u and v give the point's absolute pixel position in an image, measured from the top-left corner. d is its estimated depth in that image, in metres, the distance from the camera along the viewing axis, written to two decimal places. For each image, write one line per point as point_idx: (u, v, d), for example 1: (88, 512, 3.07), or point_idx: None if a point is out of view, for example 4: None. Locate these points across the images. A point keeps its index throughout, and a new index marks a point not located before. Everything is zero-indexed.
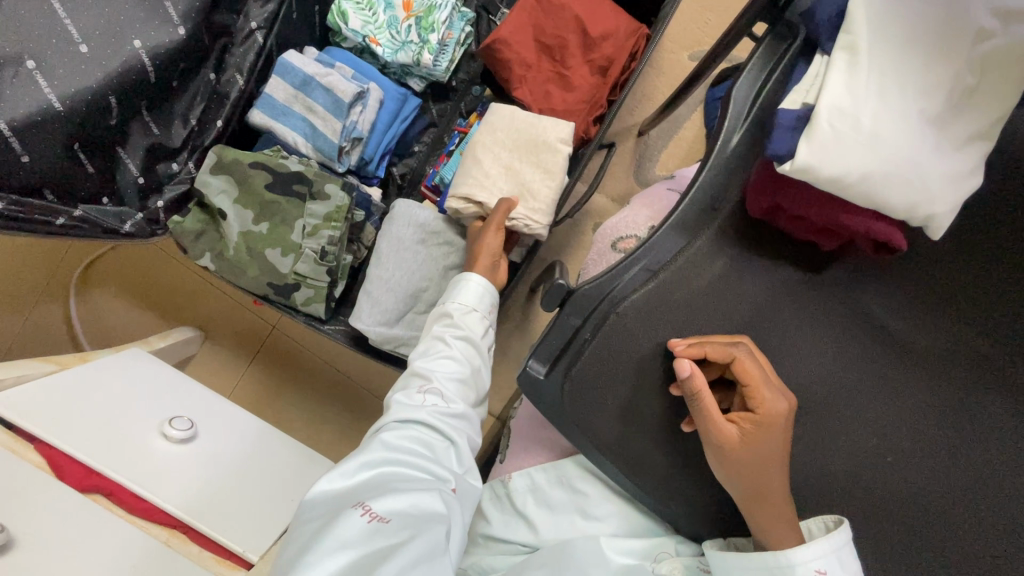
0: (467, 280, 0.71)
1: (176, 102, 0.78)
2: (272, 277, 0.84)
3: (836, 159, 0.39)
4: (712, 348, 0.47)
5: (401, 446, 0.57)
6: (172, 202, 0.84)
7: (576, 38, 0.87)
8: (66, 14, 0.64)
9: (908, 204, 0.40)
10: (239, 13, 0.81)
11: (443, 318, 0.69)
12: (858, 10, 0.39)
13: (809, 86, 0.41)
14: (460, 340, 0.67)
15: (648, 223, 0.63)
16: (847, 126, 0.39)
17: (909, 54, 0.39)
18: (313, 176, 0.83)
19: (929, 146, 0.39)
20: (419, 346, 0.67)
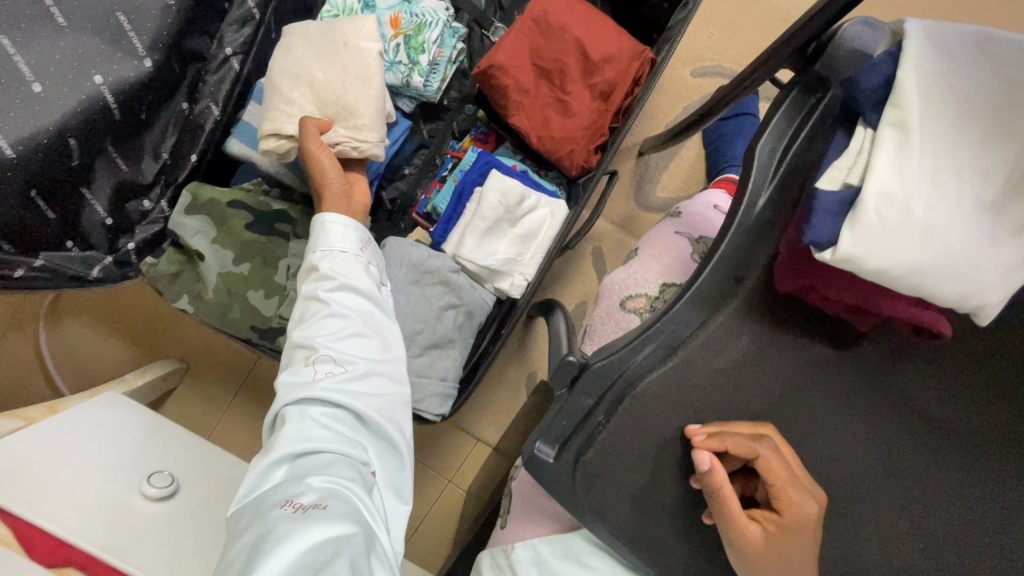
0: (325, 224, 0.69)
1: (146, 135, 0.72)
2: (255, 320, 0.79)
3: (885, 248, 0.35)
4: (734, 442, 0.43)
5: (308, 430, 0.56)
6: (143, 243, 0.78)
7: (577, 62, 0.82)
8: (15, 50, 0.57)
9: (961, 297, 0.36)
10: (212, 38, 0.74)
11: (314, 278, 0.66)
12: (908, 82, 0.35)
13: (851, 163, 0.37)
14: (336, 291, 0.65)
15: (659, 279, 0.63)
16: (897, 213, 0.34)
17: (966, 132, 0.35)
18: (298, 216, 0.80)
19: (987, 234, 0.35)
20: (296, 313, 0.65)
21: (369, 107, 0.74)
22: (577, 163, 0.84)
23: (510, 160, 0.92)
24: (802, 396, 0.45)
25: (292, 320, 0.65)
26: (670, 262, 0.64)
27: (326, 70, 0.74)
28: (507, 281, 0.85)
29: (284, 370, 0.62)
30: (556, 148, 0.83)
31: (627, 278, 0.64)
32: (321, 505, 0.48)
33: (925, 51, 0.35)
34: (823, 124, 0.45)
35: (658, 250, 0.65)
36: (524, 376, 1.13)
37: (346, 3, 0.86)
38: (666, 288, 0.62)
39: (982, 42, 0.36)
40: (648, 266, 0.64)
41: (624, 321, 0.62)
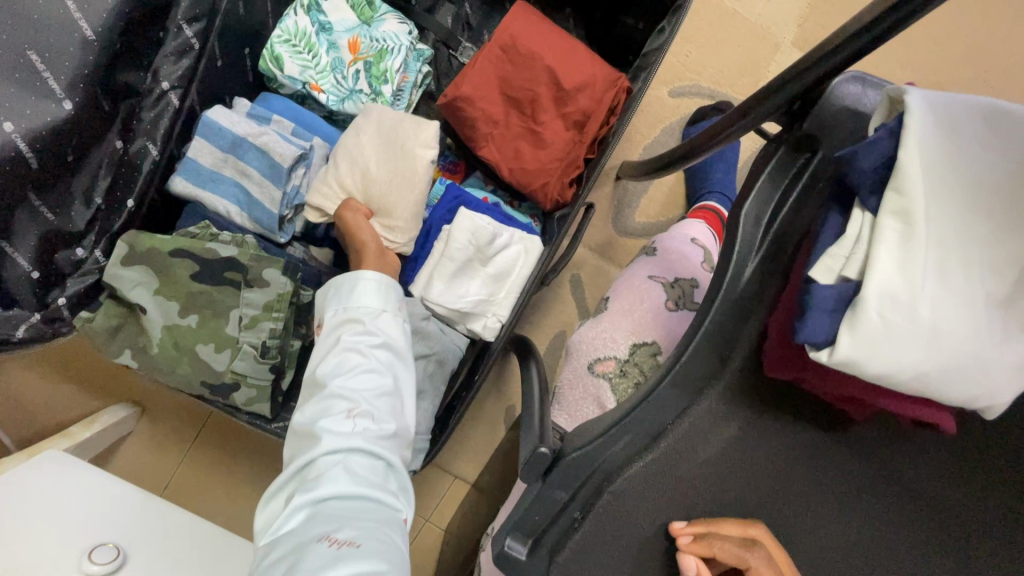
0: (365, 281, 0.66)
1: (74, 180, 0.64)
2: (204, 376, 0.73)
3: (888, 354, 0.30)
4: (722, 550, 0.39)
5: (347, 471, 0.51)
6: (77, 297, 0.70)
7: (549, 90, 0.77)
8: None
9: (973, 403, 0.32)
10: (147, 71, 0.66)
11: (354, 326, 0.63)
12: (910, 165, 0.31)
13: (848, 251, 0.33)
14: (378, 347, 0.62)
15: (627, 340, 0.62)
16: (898, 314, 0.30)
17: (976, 221, 0.31)
18: (250, 262, 0.72)
19: (1005, 335, 0.31)
20: (331, 359, 0.61)
21: (404, 208, 0.77)
22: (551, 196, 0.79)
23: (480, 193, 0.87)
24: (801, 493, 0.40)
25: (324, 361, 0.60)
26: (640, 318, 0.64)
27: (382, 167, 0.77)
28: (479, 322, 0.81)
29: (314, 408, 0.57)
30: (529, 180, 0.78)
31: (594, 340, 0.63)
32: (358, 545, 0.45)
33: (928, 128, 0.32)
34: (811, 189, 0.42)
35: (630, 302, 0.65)
36: (501, 411, 1.09)
37: (299, 26, 0.81)
38: (637, 347, 0.62)
39: (989, 119, 0.32)
40: (619, 324, 0.64)
41: (592, 384, 0.61)
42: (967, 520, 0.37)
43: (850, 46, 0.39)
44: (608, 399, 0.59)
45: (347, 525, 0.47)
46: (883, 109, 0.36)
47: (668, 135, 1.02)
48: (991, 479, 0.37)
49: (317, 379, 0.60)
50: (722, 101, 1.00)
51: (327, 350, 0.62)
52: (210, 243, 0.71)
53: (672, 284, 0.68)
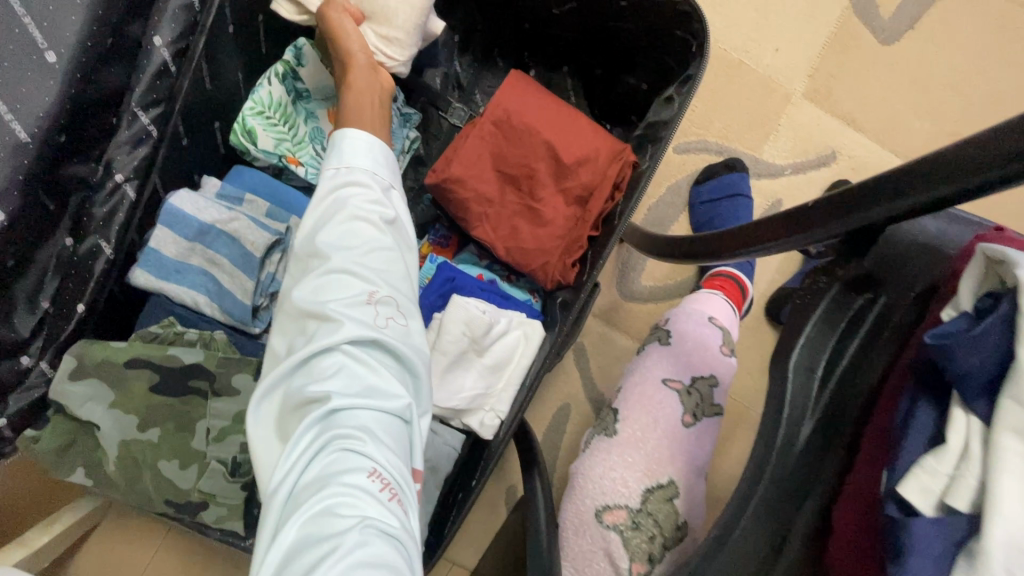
0: (369, 143, 0.60)
1: (16, 285, 0.55)
2: (168, 494, 0.64)
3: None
4: None
5: (370, 381, 0.48)
6: (19, 415, 0.61)
7: (546, 165, 0.70)
8: None
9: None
10: (99, 163, 0.59)
11: (363, 189, 0.56)
12: None
13: (953, 471, 0.26)
14: (391, 219, 0.56)
15: (638, 485, 0.61)
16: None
17: None
18: (217, 367, 0.64)
19: None
20: (342, 231, 0.53)
21: (407, 21, 0.68)
22: (551, 277, 0.72)
23: (475, 269, 0.80)
24: None
25: (330, 227, 0.53)
26: (652, 456, 0.62)
27: None
28: (475, 417, 0.70)
29: (325, 289, 0.50)
30: (528, 260, 0.71)
31: (602, 483, 0.61)
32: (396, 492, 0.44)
33: None
34: (868, 340, 0.35)
35: (641, 433, 0.63)
36: (501, 490, 1.01)
37: (273, 97, 0.74)
38: (649, 493, 0.61)
39: None
40: (628, 459, 0.62)
41: (601, 536, 0.59)
42: None
43: (918, 194, 0.31)
44: (620, 555, 0.58)
45: (377, 446, 0.45)
46: (977, 269, 0.29)
47: (675, 192, 0.95)
48: None
49: (322, 250, 0.52)
50: (731, 157, 0.94)
51: (332, 206, 0.55)
52: (172, 349, 0.64)
53: (688, 389, 0.67)
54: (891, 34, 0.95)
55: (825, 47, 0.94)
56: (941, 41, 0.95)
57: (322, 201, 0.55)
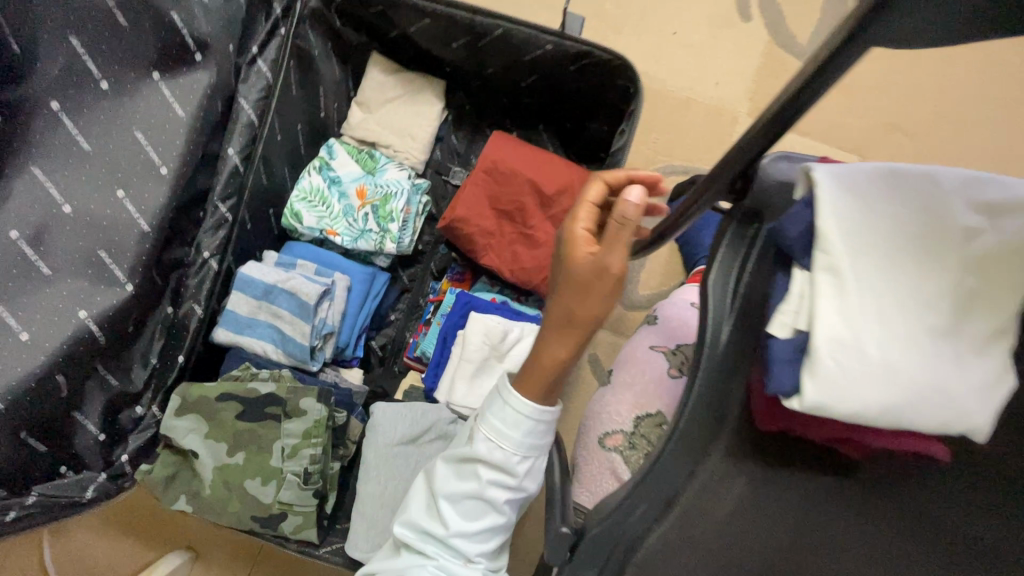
0: (523, 416, 0.60)
1: (134, 345, 0.74)
2: (254, 511, 0.77)
3: (848, 394, 0.36)
4: None
5: None
6: (138, 451, 0.77)
7: (533, 198, 0.87)
8: (4, 307, 0.61)
9: (950, 427, 0.36)
10: (191, 245, 0.79)
11: (496, 468, 0.61)
12: (829, 230, 0.37)
13: (794, 308, 0.39)
14: (509, 502, 0.62)
15: (631, 415, 0.71)
16: (845, 364, 0.36)
17: (901, 269, 0.36)
18: (287, 394, 0.78)
19: (951, 359, 0.36)
20: (462, 499, 0.61)
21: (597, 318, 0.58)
22: (553, 287, 0.86)
23: (489, 294, 0.94)
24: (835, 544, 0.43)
25: (454, 493, 0.61)
26: (642, 390, 0.72)
27: (579, 275, 0.58)
28: None
29: (437, 535, 0.61)
30: (531, 277, 0.86)
31: (601, 415, 0.73)
32: None
33: (836, 194, 0.38)
34: (762, 254, 0.48)
35: (631, 375, 0.74)
36: None
37: (313, 185, 0.95)
38: (642, 420, 0.71)
39: (887, 177, 0.38)
40: (620, 399, 0.72)
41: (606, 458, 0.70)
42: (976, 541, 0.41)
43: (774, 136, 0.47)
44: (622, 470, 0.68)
45: None
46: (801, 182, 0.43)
47: None
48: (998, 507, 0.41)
49: (443, 511, 0.61)
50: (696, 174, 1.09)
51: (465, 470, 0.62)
52: (251, 383, 0.79)
53: (674, 351, 0.76)
54: (813, 55, 1.12)
55: (759, 74, 1.12)
56: None
57: (459, 456, 0.62)
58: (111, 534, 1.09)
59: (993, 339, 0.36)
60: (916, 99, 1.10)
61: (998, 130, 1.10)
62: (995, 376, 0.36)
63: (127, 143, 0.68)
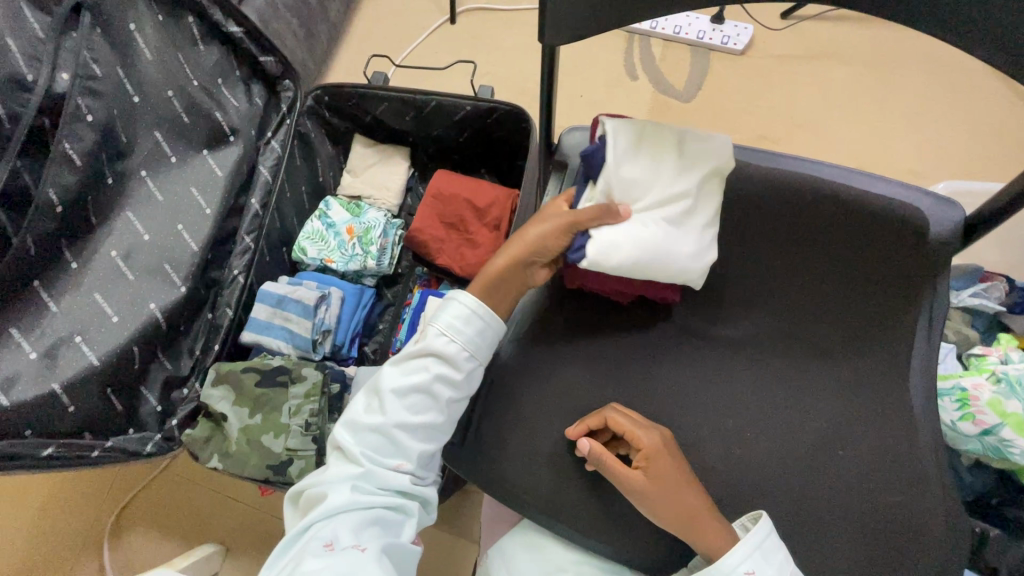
0: (469, 316, 0.69)
1: (182, 337, 1.04)
2: (269, 459, 0.99)
3: (620, 247, 0.67)
4: (594, 420, 0.66)
5: (368, 504, 0.65)
6: (184, 419, 1.02)
7: (470, 212, 1.17)
8: (104, 300, 0.91)
9: (675, 274, 0.69)
10: (226, 267, 1.11)
11: (441, 366, 0.69)
12: (619, 150, 0.70)
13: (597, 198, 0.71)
14: (450, 403, 0.69)
15: None
16: (615, 237, 0.67)
17: (656, 178, 0.70)
18: (293, 366, 1.06)
19: (678, 234, 0.69)
20: (405, 396, 0.69)
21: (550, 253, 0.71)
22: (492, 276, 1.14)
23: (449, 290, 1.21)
24: (634, 361, 0.73)
25: (398, 391, 0.69)
26: None
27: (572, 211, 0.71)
28: None
29: (375, 433, 0.68)
30: (475, 270, 1.15)
31: None
32: None
33: (621, 135, 0.71)
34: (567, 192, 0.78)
35: None
36: None
37: (314, 228, 1.27)
38: None
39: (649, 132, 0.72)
40: None
41: None
42: (713, 331, 0.73)
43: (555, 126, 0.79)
44: None
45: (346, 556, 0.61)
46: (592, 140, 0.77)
47: None
48: (733, 297, 0.73)
49: (385, 409, 0.68)
50: None
51: (410, 369, 0.70)
52: (269, 362, 1.06)
53: None
54: (689, 97, 1.46)
55: (650, 114, 1.46)
56: (721, 91, 1.46)
57: (408, 357, 0.70)
58: (157, 537, 1.29)
59: (697, 226, 0.70)
60: (771, 119, 1.42)
61: (846, 130, 1.39)
62: (701, 245, 0.69)
63: (186, 194, 1.02)
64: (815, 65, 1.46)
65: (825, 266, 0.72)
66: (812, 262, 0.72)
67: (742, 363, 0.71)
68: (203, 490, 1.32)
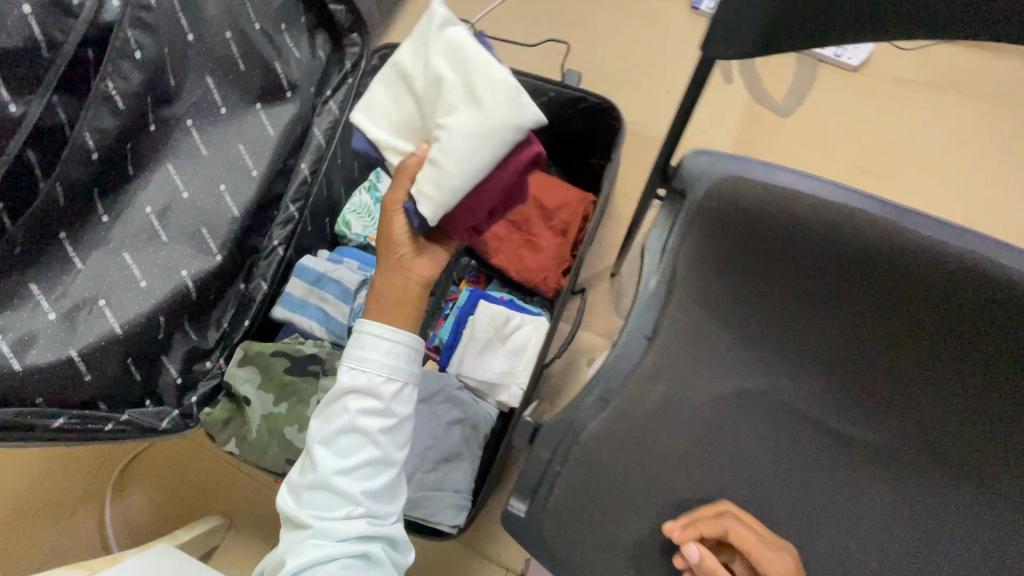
0: (378, 341, 0.69)
1: (212, 308, 0.95)
2: (289, 453, 0.91)
3: (435, 182, 0.65)
4: (705, 526, 0.57)
5: (328, 563, 0.61)
6: (204, 396, 0.95)
7: (536, 212, 1.06)
8: (134, 261, 0.82)
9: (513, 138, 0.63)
10: (265, 236, 1.02)
11: (359, 395, 0.68)
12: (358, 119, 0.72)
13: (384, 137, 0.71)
14: (380, 427, 0.67)
15: None
16: (432, 170, 0.65)
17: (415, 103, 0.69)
18: (327, 356, 0.98)
19: (498, 118, 0.62)
20: (334, 439, 0.66)
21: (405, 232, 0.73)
22: (551, 285, 1.04)
23: (499, 292, 1.11)
24: (726, 435, 0.63)
25: (327, 438, 0.66)
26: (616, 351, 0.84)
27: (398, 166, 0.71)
28: (505, 392, 0.98)
29: (314, 492, 0.65)
30: (532, 276, 1.04)
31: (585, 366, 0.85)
32: None
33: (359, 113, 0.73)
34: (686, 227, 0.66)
35: None
36: None
37: (362, 201, 1.16)
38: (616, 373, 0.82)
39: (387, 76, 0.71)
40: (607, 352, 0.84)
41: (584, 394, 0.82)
42: (814, 403, 0.61)
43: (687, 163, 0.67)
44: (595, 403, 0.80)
45: None
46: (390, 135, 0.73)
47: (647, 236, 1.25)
48: (839, 355, 0.60)
49: (317, 461, 0.65)
50: None
51: (334, 414, 0.68)
52: (301, 346, 0.99)
53: None
54: (787, 111, 1.31)
55: (740, 125, 1.31)
56: (824, 109, 1.31)
57: (330, 403, 0.69)
58: (161, 498, 1.25)
59: (495, 78, 0.63)
60: (874, 149, 1.27)
61: (958, 175, 1.24)
62: (498, 86, 0.63)
63: (233, 152, 0.92)
64: (935, 96, 1.30)
65: (976, 361, 0.54)
66: (955, 339, 0.54)
67: (855, 464, 0.59)
68: (212, 458, 1.27)
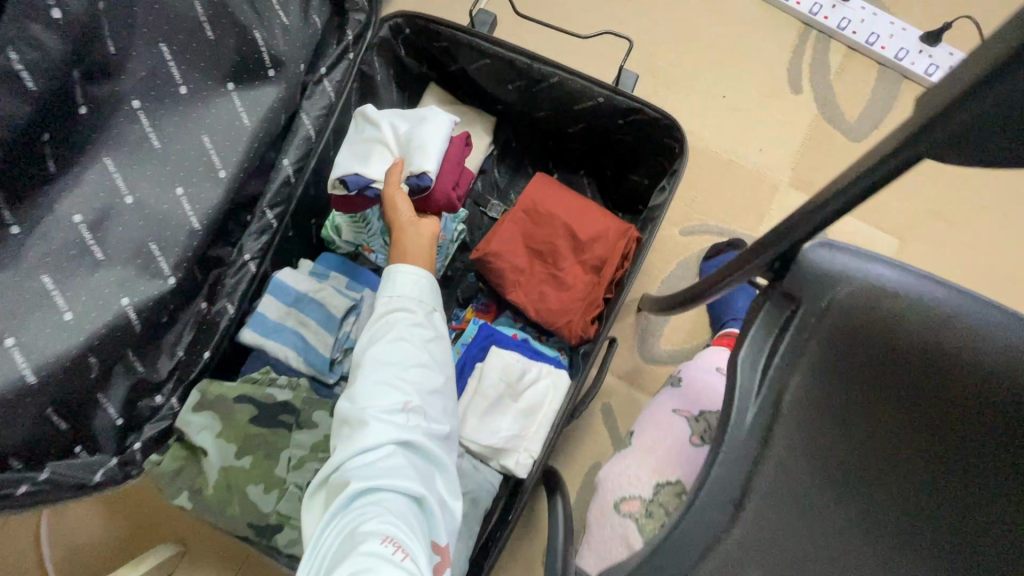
0: (417, 276, 0.76)
1: (166, 334, 0.77)
2: (251, 518, 0.75)
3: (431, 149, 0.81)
4: None
5: (388, 467, 0.59)
6: (151, 440, 0.78)
7: (566, 242, 0.88)
8: (57, 285, 0.62)
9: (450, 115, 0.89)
10: (235, 246, 0.84)
11: (407, 313, 0.73)
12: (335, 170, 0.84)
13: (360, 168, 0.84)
14: (426, 340, 0.72)
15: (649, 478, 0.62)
16: (424, 153, 0.81)
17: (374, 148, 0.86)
18: (302, 404, 0.81)
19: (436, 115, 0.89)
20: (383, 344, 0.70)
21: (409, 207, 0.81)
22: (575, 333, 0.86)
23: (511, 329, 0.94)
24: None
25: (378, 345, 0.70)
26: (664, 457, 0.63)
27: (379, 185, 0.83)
28: (511, 458, 0.81)
29: (366, 397, 0.65)
30: (553, 319, 0.86)
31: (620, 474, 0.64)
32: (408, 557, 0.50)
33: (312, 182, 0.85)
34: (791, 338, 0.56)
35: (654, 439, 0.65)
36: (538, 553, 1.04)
37: None
38: (662, 487, 0.62)
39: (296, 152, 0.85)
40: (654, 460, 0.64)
41: (620, 525, 0.61)
42: None
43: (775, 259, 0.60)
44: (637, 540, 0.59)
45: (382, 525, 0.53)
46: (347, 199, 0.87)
47: (685, 268, 1.08)
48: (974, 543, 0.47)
49: (369, 364, 0.68)
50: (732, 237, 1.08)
51: (382, 326, 0.72)
52: (269, 389, 0.82)
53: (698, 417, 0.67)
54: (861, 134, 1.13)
55: (805, 145, 1.13)
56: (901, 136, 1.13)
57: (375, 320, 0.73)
58: (104, 518, 1.10)
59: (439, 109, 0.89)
60: (950, 190, 1.11)
61: None
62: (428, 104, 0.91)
63: (196, 145, 0.72)
64: None
65: None
66: None
67: None
68: None
